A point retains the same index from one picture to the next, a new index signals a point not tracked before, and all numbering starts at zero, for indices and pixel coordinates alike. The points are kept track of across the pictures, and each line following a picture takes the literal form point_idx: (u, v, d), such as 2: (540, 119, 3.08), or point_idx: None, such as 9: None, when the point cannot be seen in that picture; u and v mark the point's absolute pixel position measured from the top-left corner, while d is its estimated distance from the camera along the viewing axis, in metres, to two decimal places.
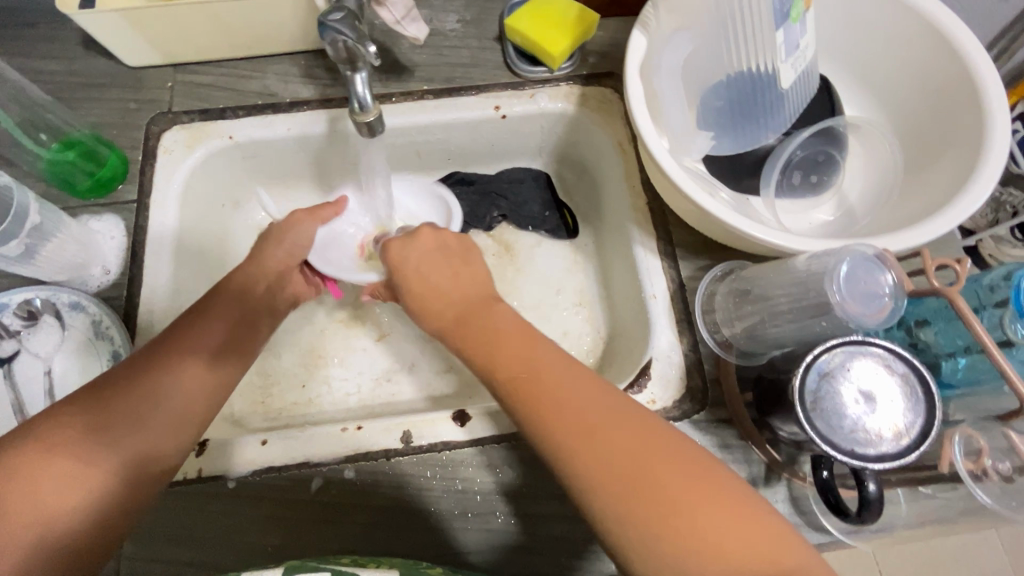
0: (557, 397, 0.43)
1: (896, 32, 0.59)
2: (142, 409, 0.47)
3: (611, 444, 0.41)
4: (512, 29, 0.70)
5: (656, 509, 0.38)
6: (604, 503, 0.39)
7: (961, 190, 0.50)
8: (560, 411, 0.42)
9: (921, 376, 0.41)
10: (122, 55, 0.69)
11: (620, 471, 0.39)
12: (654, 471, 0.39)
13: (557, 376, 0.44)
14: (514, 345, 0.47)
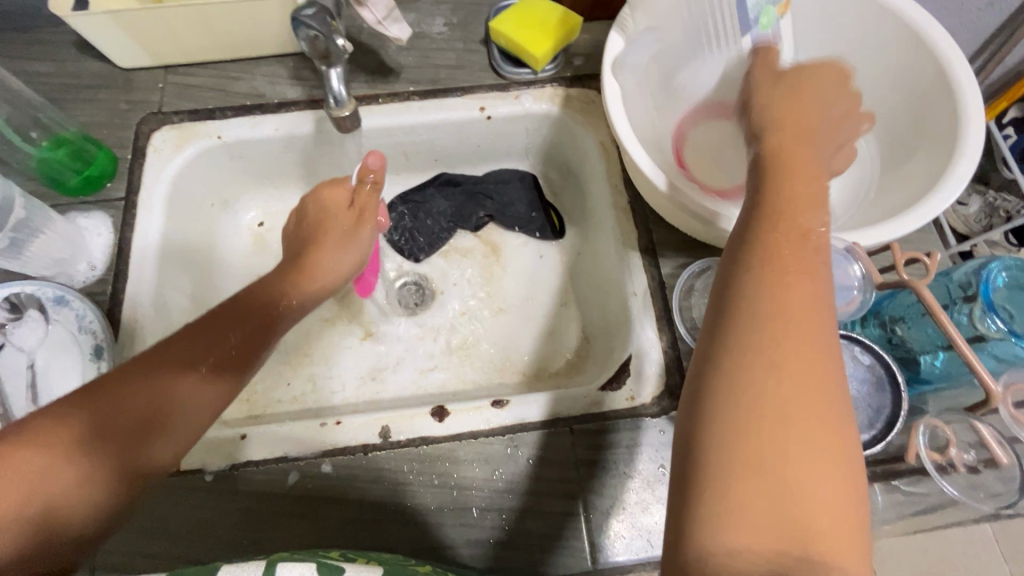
0: (801, 287, 0.34)
1: (872, 32, 0.59)
2: (153, 430, 0.42)
3: (799, 364, 0.32)
4: (496, 31, 0.71)
5: (780, 441, 0.30)
6: (727, 427, 0.31)
7: (936, 185, 0.50)
8: (793, 311, 0.34)
9: (887, 368, 0.41)
10: (114, 57, 0.71)
11: (791, 390, 0.32)
12: (810, 419, 0.31)
13: (798, 305, 0.34)
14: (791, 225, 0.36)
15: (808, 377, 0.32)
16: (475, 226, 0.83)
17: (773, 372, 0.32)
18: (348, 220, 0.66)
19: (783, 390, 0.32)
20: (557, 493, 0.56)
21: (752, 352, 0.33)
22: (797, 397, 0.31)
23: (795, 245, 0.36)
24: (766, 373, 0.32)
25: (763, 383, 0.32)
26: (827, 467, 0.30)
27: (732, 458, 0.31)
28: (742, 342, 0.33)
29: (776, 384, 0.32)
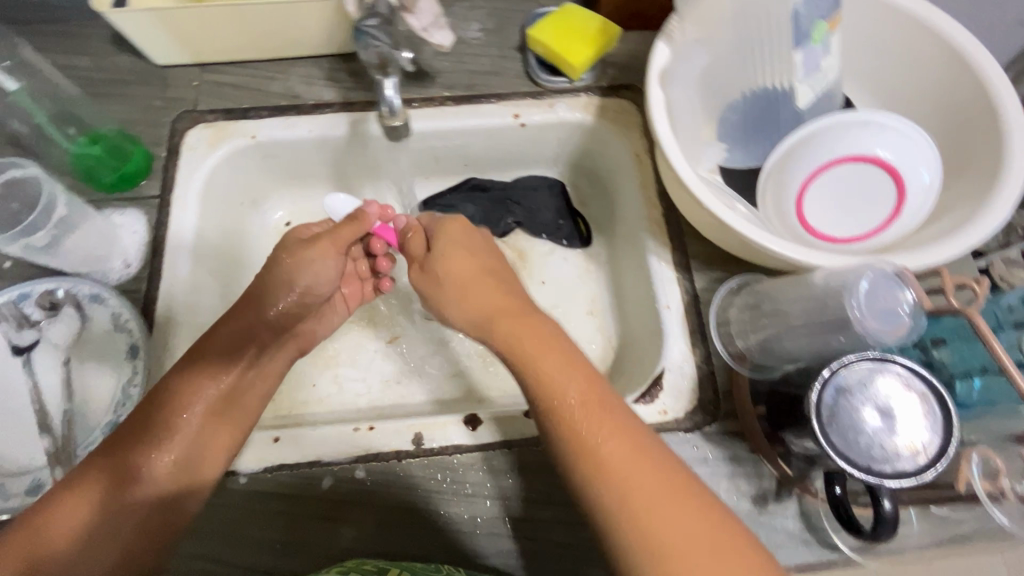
0: (558, 381, 0.46)
1: (916, 51, 0.59)
2: (155, 444, 0.52)
3: (595, 421, 0.44)
4: (534, 39, 0.71)
5: (644, 520, 0.39)
6: (606, 504, 0.41)
7: (980, 211, 0.50)
8: (547, 376, 0.46)
9: (939, 395, 0.41)
10: (151, 54, 0.71)
11: (602, 464, 0.42)
12: (645, 473, 0.41)
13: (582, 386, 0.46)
14: (524, 329, 0.50)
15: (608, 426, 0.44)
16: (502, 232, 0.82)
17: (591, 459, 0.42)
18: (472, 260, 0.57)
19: (603, 461, 0.42)
20: None
21: (572, 460, 0.43)
22: (638, 475, 0.41)
23: (543, 386, 0.46)
24: (592, 458, 0.42)
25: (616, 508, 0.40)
26: (678, 507, 0.40)
27: (618, 526, 0.40)
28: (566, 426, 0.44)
29: (601, 458, 0.42)
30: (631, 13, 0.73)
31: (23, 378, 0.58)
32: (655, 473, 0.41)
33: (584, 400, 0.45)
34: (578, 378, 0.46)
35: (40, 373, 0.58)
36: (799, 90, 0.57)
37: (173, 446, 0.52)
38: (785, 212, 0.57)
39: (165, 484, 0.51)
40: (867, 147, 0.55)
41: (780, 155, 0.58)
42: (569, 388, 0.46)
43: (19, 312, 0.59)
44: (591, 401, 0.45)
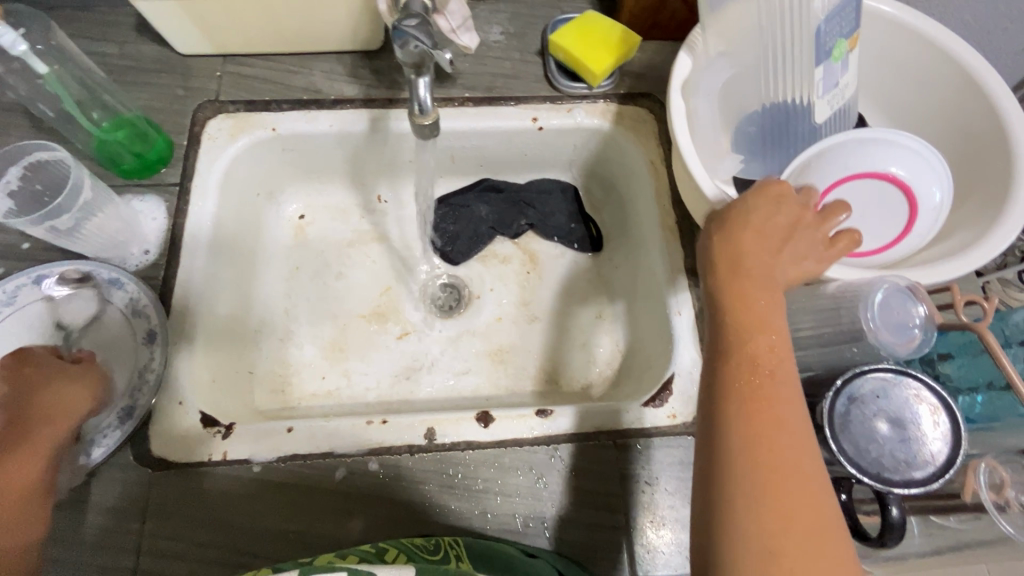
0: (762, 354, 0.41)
1: (932, 73, 0.61)
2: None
3: (769, 433, 0.39)
4: (555, 44, 0.73)
5: (778, 503, 0.37)
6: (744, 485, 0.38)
7: (987, 232, 0.52)
8: (765, 379, 0.41)
9: (948, 407, 0.42)
10: (176, 43, 0.71)
11: (773, 469, 0.38)
12: (793, 468, 0.38)
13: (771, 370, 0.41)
14: (755, 332, 0.42)
15: (778, 442, 0.39)
16: (515, 233, 0.83)
17: (756, 456, 0.39)
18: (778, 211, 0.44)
19: (763, 456, 0.38)
20: (599, 505, 0.57)
21: (736, 450, 0.39)
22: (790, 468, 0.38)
23: (747, 371, 0.41)
24: (754, 442, 0.39)
25: (750, 499, 0.37)
26: (811, 538, 0.37)
27: (745, 523, 0.37)
28: (744, 406, 0.40)
29: (756, 457, 0.38)
30: (651, 22, 0.74)
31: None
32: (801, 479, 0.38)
33: (783, 428, 0.39)
34: (789, 404, 0.41)
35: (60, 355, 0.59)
36: (818, 105, 0.58)
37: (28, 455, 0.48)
38: None
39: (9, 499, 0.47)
40: (884, 163, 0.56)
41: (797, 165, 0.59)
42: (784, 399, 0.40)
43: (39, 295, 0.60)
44: (790, 431, 0.39)
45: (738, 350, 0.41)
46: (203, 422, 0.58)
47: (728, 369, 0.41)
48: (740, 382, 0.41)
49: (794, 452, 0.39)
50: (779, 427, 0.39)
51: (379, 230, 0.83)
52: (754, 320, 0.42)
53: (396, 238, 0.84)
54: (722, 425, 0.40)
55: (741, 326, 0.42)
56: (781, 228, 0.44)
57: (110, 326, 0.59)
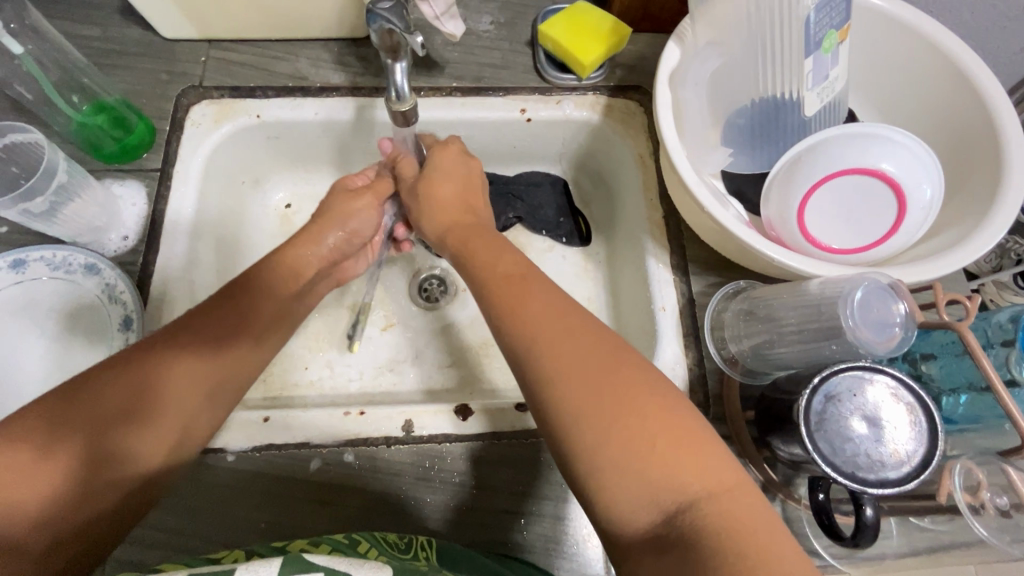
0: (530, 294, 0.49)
1: (924, 69, 0.60)
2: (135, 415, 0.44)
3: (563, 337, 0.45)
4: (544, 34, 0.72)
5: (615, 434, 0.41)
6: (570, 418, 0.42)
7: (976, 229, 0.51)
8: (529, 291, 0.49)
9: (926, 407, 0.42)
10: (159, 27, 0.70)
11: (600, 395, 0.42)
12: (614, 386, 0.43)
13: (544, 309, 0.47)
14: (504, 275, 0.51)
15: (572, 337, 0.45)
16: (502, 226, 0.81)
17: (557, 359, 0.44)
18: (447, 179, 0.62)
19: (566, 356, 0.44)
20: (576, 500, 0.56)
21: (545, 361, 0.44)
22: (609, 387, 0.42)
23: (528, 322, 0.47)
24: (551, 354, 0.44)
25: (576, 398, 0.42)
26: (638, 405, 0.42)
27: (580, 422, 0.42)
28: (524, 326, 0.47)
29: (558, 362, 0.44)
30: (643, 14, 0.73)
31: (18, 344, 0.58)
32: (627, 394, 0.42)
33: (563, 320, 0.47)
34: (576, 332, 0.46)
35: (38, 340, 0.59)
36: (807, 98, 0.57)
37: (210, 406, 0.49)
38: (786, 218, 0.58)
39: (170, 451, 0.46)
40: (874, 160, 0.55)
41: (787, 160, 0.59)
42: (552, 296, 0.49)
43: (16, 279, 0.59)
44: (568, 316, 0.47)
45: (498, 286, 0.51)
46: None
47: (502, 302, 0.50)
48: (507, 306, 0.49)
49: (585, 337, 0.46)
50: (567, 327, 0.46)
51: None
52: (509, 259, 0.53)
53: None
54: (524, 352, 0.46)
55: (489, 256, 0.55)
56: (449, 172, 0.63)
57: (87, 312, 0.59)
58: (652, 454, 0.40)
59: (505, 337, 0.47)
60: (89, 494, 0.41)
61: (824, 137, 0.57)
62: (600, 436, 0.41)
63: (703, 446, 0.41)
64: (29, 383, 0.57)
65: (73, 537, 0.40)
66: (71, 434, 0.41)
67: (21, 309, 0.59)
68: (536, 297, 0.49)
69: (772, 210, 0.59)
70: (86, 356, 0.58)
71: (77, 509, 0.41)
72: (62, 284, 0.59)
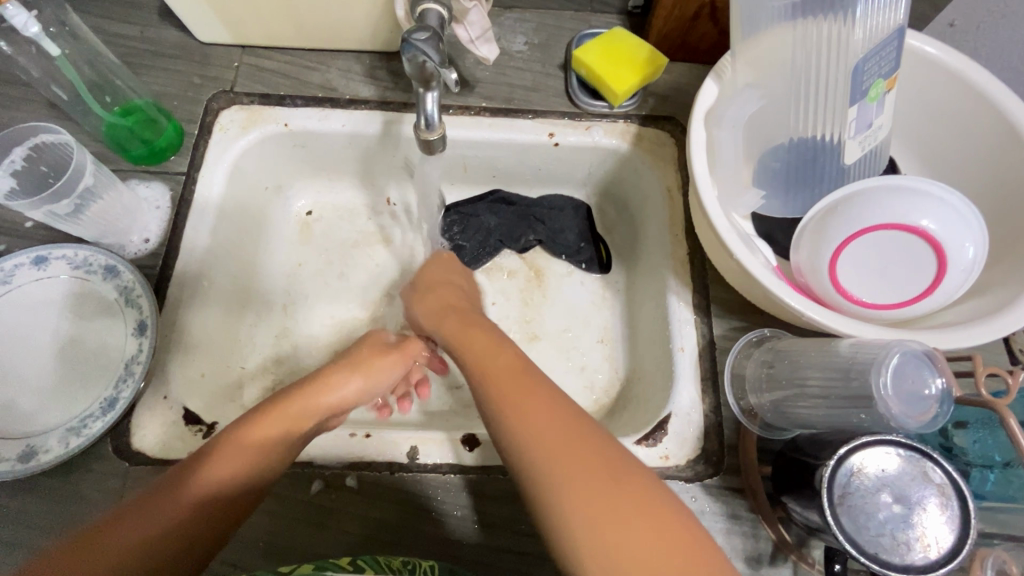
0: (529, 395, 0.50)
1: (972, 122, 0.57)
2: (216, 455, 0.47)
3: (565, 446, 0.46)
4: (578, 59, 0.71)
5: (608, 540, 0.41)
6: (570, 523, 0.42)
7: (1021, 296, 0.49)
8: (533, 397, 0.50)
9: (959, 489, 0.40)
10: (196, 30, 0.71)
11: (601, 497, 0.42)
12: (609, 480, 0.43)
13: (542, 397, 0.50)
14: (504, 372, 0.53)
15: (572, 443, 0.46)
16: (521, 248, 0.81)
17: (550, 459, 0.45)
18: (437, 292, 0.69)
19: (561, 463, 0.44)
20: None
21: (537, 464, 0.45)
22: (599, 488, 0.43)
23: (526, 397, 0.50)
24: (554, 455, 0.45)
25: (569, 499, 0.43)
26: (630, 503, 0.42)
27: (576, 526, 0.42)
28: (528, 435, 0.47)
29: (551, 458, 0.45)
30: (680, 44, 0.72)
31: (32, 342, 0.58)
32: (618, 492, 0.43)
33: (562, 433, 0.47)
34: (557, 413, 0.48)
35: (53, 339, 0.59)
36: (848, 146, 0.56)
37: (270, 419, 0.51)
38: (817, 267, 0.56)
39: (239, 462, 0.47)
40: (913, 216, 0.53)
41: (823, 207, 0.57)
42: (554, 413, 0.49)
43: (35, 277, 0.60)
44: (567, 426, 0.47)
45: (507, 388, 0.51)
46: (186, 420, 0.57)
47: (491, 401, 0.52)
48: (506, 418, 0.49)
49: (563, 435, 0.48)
50: (568, 436, 0.46)
51: (384, 233, 0.82)
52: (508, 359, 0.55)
53: (400, 243, 0.82)
54: (528, 469, 0.46)
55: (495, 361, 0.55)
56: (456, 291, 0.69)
57: (104, 314, 0.59)
58: (657, 558, 0.40)
59: (506, 445, 0.48)
60: (168, 500, 0.43)
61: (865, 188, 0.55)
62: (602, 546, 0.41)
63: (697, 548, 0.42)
64: (41, 380, 0.57)
65: (150, 547, 0.41)
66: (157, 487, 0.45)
67: (40, 306, 0.59)
68: (534, 407, 0.49)
69: (801, 254, 0.58)
70: (98, 358, 0.58)
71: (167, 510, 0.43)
72: (81, 284, 0.60)
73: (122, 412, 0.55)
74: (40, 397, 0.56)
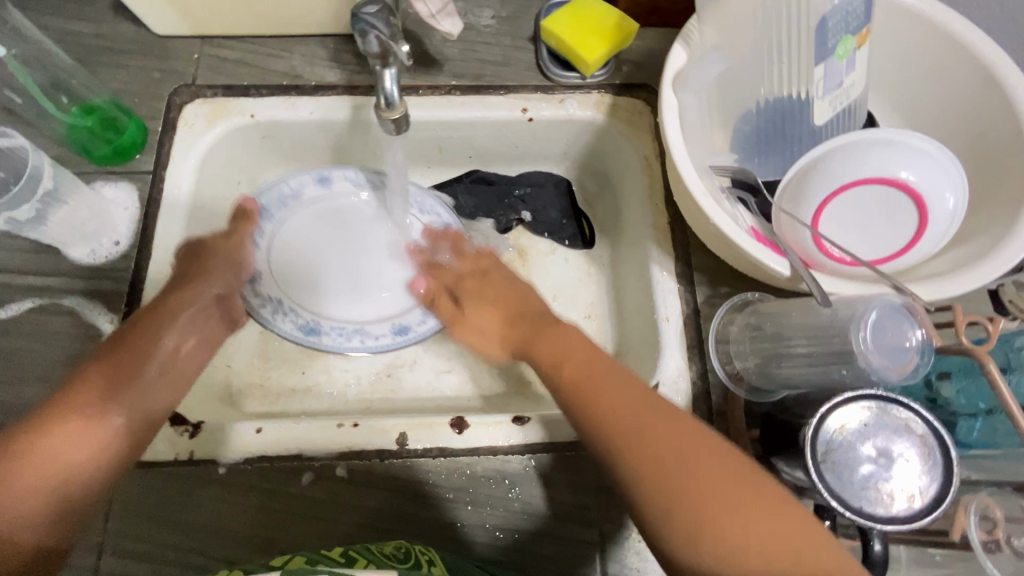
0: (601, 369, 0.51)
1: (951, 71, 0.56)
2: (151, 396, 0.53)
3: (657, 464, 0.43)
4: (547, 30, 0.69)
5: (702, 511, 0.41)
6: (671, 517, 0.41)
7: (1002, 241, 0.49)
8: (589, 389, 0.50)
9: (941, 439, 0.40)
10: (150, 23, 0.68)
11: (688, 494, 0.42)
12: (697, 467, 0.43)
13: (649, 416, 0.46)
14: (577, 354, 0.54)
15: (685, 453, 0.44)
16: (503, 228, 0.79)
17: (665, 484, 0.42)
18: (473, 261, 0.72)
19: (652, 468, 0.43)
20: (574, 519, 0.55)
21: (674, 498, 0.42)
22: (683, 472, 0.43)
23: (582, 390, 0.50)
24: (645, 467, 0.44)
25: (690, 511, 0.41)
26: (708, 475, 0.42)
27: (685, 520, 0.41)
28: (640, 460, 0.44)
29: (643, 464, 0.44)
30: (650, 8, 0.70)
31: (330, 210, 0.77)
32: (717, 478, 0.42)
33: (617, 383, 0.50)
34: (655, 413, 0.46)
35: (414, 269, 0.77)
36: (817, 106, 0.55)
37: (190, 312, 0.59)
38: (797, 226, 0.54)
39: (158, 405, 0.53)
40: (893, 168, 0.52)
41: (803, 166, 0.56)
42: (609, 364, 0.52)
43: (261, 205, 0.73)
44: (591, 370, 0.51)
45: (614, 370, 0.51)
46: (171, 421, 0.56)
47: (574, 396, 0.51)
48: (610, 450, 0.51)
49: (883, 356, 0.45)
50: (671, 440, 0.44)
51: None
52: (580, 344, 0.55)
53: None
54: (660, 502, 0.42)
55: (556, 346, 0.56)
56: (487, 269, 0.70)
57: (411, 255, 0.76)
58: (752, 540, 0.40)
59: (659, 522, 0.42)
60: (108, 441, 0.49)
61: (854, 139, 0.54)
62: (725, 531, 0.40)
63: (785, 517, 0.40)
64: (22, 390, 0.57)
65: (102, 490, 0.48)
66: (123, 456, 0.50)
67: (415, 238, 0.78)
68: (625, 412, 0.47)
69: (800, 209, 0.55)
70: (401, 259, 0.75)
71: (40, 456, 0.45)
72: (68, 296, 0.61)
73: (429, 334, 0.72)
74: (332, 303, 0.74)
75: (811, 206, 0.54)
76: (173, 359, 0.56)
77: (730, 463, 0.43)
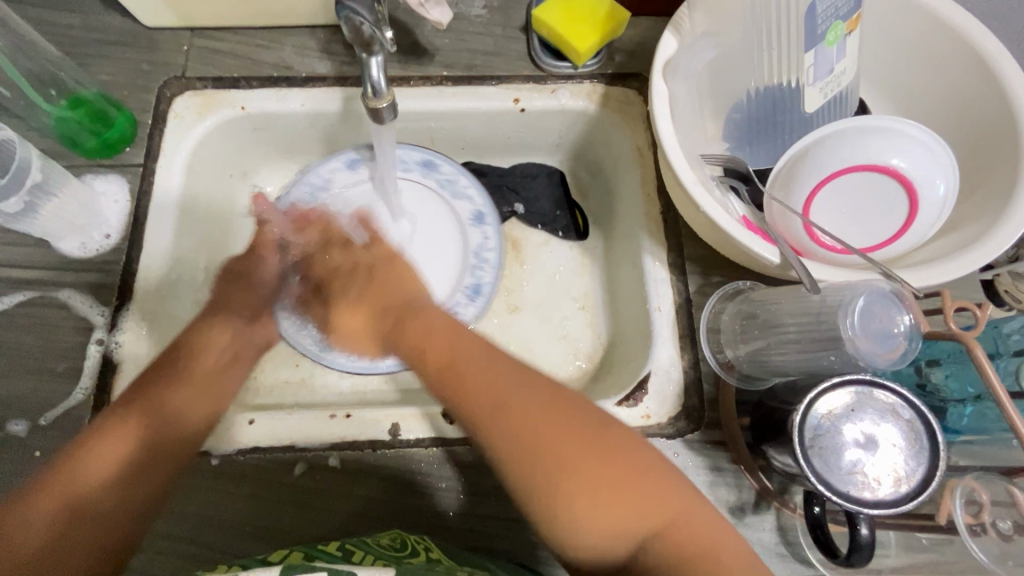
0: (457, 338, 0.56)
1: (942, 58, 0.56)
2: (171, 395, 0.53)
3: (517, 423, 0.48)
4: (538, 19, 0.68)
5: (554, 474, 0.46)
6: (527, 480, 0.46)
7: (992, 228, 0.49)
8: (464, 376, 0.52)
9: (928, 424, 0.41)
10: (139, 14, 0.68)
11: (554, 456, 0.46)
12: (550, 428, 0.48)
13: (486, 372, 0.52)
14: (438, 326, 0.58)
15: (543, 418, 0.48)
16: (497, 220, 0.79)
17: (520, 448, 0.47)
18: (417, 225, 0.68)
19: (513, 430, 0.48)
20: None
21: (519, 465, 0.47)
22: (543, 431, 0.47)
23: (444, 367, 0.54)
24: (501, 429, 0.48)
25: (542, 478, 0.46)
26: (567, 435, 0.47)
27: (538, 489, 0.46)
28: (497, 423, 0.49)
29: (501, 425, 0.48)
30: None
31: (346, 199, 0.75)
32: (575, 443, 0.47)
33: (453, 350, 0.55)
34: (491, 373, 0.52)
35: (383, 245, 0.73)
36: (808, 93, 0.55)
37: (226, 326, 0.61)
38: (789, 215, 0.54)
39: (187, 420, 0.53)
40: (883, 156, 0.52)
41: (794, 154, 0.56)
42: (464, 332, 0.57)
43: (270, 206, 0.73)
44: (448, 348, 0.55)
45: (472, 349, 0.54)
46: None
47: (435, 374, 0.54)
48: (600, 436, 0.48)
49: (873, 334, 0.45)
50: (539, 408, 0.49)
51: None
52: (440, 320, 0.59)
53: None
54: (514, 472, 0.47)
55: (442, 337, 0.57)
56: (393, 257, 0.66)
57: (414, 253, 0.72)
58: (603, 490, 0.46)
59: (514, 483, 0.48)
60: (136, 460, 0.49)
61: (842, 126, 0.54)
62: (560, 493, 0.46)
63: (660, 490, 0.46)
64: (14, 383, 0.58)
65: (128, 510, 0.48)
66: (152, 470, 0.50)
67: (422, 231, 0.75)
68: (468, 369, 0.52)
69: (792, 199, 0.55)
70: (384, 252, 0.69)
71: (71, 473, 0.47)
72: (59, 289, 0.61)
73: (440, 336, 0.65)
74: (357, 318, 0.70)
75: (803, 195, 0.54)
76: (210, 373, 0.57)
77: (585, 420, 0.49)
